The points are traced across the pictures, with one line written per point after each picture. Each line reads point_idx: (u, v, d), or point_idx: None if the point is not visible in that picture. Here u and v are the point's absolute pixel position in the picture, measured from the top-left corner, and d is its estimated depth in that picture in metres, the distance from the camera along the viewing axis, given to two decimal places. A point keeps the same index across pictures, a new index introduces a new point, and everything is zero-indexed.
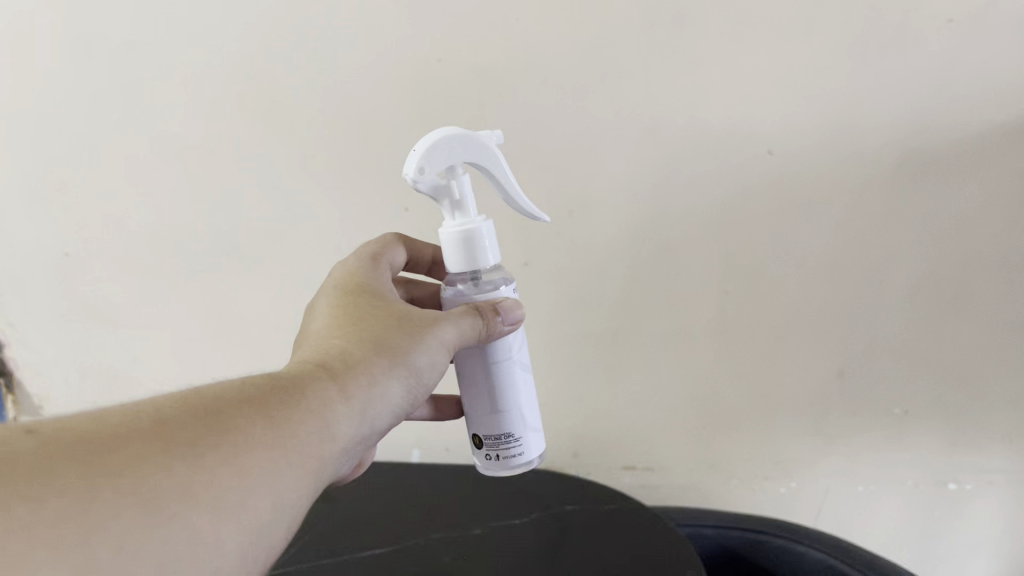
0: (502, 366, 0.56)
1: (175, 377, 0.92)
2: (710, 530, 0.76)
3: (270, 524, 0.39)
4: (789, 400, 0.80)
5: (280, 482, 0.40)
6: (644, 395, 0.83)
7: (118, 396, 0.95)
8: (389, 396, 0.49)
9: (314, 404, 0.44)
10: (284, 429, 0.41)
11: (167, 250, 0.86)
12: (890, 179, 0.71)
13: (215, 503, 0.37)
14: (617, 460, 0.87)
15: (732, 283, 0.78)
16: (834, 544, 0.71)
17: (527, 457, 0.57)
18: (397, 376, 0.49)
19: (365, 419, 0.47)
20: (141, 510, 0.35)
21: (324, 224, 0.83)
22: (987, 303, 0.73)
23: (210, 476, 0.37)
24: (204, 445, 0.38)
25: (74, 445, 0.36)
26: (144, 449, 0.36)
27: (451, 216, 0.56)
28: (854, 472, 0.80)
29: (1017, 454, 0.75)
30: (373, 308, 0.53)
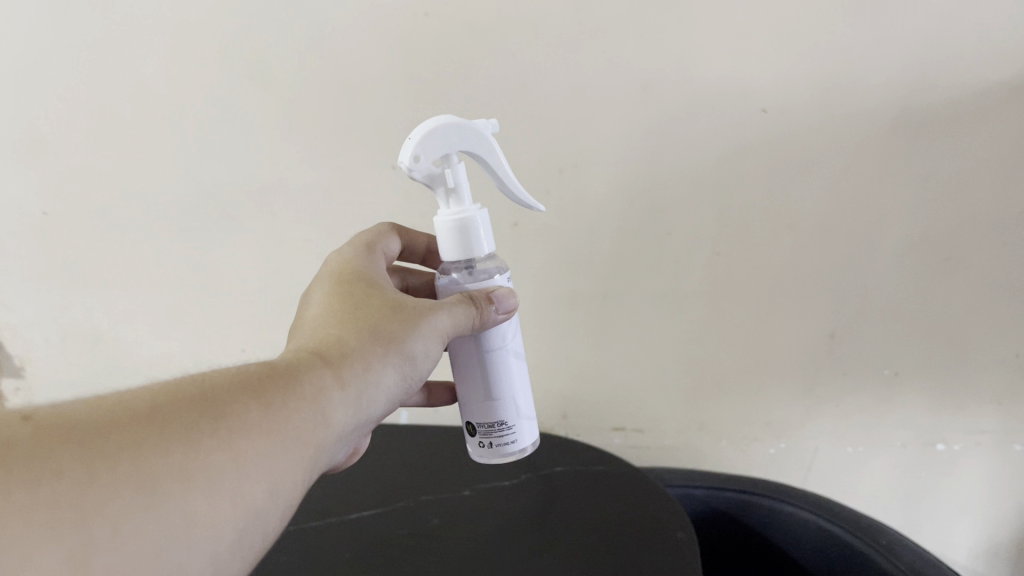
0: (495, 353, 0.50)
1: (161, 336, 0.86)
2: (700, 492, 0.74)
3: (264, 511, 0.36)
4: (779, 360, 0.78)
5: (276, 469, 0.36)
6: (629, 359, 0.81)
7: (101, 358, 0.87)
8: (385, 382, 0.44)
9: (310, 392, 0.39)
10: (279, 417, 0.37)
11: (142, 209, 0.78)
12: (887, 138, 0.66)
13: (212, 484, 0.33)
14: (607, 421, 0.86)
15: (724, 244, 0.73)
16: (822, 504, 0.69)
17: (521, 444, 0.52)
18: (394, 361, 0.44)
19: (362, 409, 0.43)
20: (140, 491, 0.31)
21: (308, 185, 0.75)
22: (979, 264, 0.70)
23: (208, 460, 0.33)
24: (198, 427, 0.34)
25: (69, 420, 0.32)
26: (137, 431, 0.32)
27: (446, 203, 0.49)
28: (843, 433, 0.80)
29: (1005, 414, 0.76)
30: (365, 291, 0.48)
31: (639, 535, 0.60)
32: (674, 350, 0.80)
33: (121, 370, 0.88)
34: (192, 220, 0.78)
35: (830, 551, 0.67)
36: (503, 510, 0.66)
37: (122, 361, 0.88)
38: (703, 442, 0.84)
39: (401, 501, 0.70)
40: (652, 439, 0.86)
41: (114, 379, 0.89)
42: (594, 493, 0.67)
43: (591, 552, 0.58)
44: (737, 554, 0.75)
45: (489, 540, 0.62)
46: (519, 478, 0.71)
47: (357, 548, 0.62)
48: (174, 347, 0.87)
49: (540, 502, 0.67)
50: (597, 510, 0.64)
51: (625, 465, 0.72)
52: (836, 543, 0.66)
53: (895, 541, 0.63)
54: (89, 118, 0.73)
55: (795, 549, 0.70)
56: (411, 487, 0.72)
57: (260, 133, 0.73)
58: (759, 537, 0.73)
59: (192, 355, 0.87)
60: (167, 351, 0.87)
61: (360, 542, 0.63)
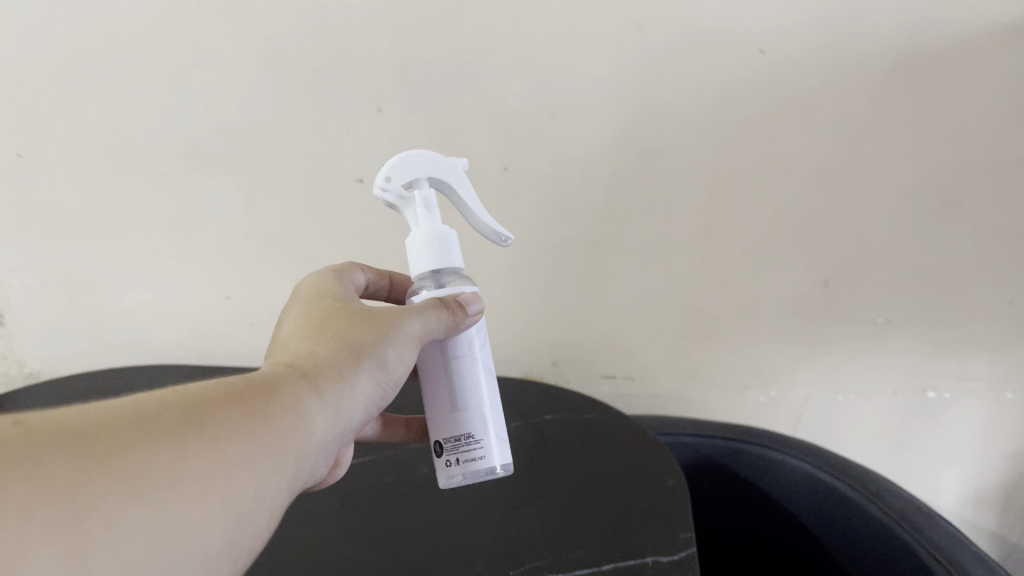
0: (459, 351, 0.44)
1: (149, 286, 0.79)
2: (689, 439, 0.74)
3: (248, 527, 0.30)
4: (773, 308, 0.78)
5: (264, 478, 0.31)
6: (621, 309, 0.80)
7: (85, 310, 0.79)
8: (360, 391, 0.39)
9: (291, 397, 0.34)
10: (264, 424, 0.32)
11: (124, 150, 0.71)
12: (886, 81, 0.64)
13: (202, 489, 0.28)
14: (598, 369, 0.84)
15: (718, 189, 0.71)
16: (815, 452, 0.68)
17: (491, 466, 0.43)
18: (369, 368, 0.39)
19: (343, 418, 0.37)
20: (129, 496, 0.26)
21: (288, 133, 0.70)
22: (974, 211, 0.69)
23: (198, 464, 0.28)
24: (186, 430, 0.29)
25: (42, 424, 0.26)
26: (121, 434, 0.27)
27: (413, 222, 0.46)
28: (834, 377, 0.80)
29: (996, 362, 0.77)
30: (326, 304, 0.42)
31: (630, 482, 0.60)
32: (667, 299, 0.78)
33: (98, 323, 0.80)
34: (174, 163, 0.72)
35: (817, 499, 0.67)
36: None
37: (103, 313, 0.80)
38: (694, 390, 0.84)
39: (389, 454, 0.68)
40: (642, 388, 0.85)
41: (91, 332, 0.81)
42: (585, 441, 0.66)
43: (582, 499, 0.58)
44: (723, 505, 0.75)
45: (480, 490, 0.61)
46: (509, 427, 0.70)
47: (344, 499, 0.61)
48: (162, 299, 0.80)
49: (530, 451, 0.66)
50: (587, 457, 0.64)
51: (616, 413, 0.71)
52: (824, 491, 0.66)
53: (883, 488, 0.63)
54: (60, 50, 0.65)
55: (782, 499, 0.70)
56: (399, 438, 0.70)
57: (241, 75, 0.67)
58: (747, 486, 0.72)
59: (181, 307, 0.80)
60: (154, 303, 0.80)
61: (347, 494, 0.62)
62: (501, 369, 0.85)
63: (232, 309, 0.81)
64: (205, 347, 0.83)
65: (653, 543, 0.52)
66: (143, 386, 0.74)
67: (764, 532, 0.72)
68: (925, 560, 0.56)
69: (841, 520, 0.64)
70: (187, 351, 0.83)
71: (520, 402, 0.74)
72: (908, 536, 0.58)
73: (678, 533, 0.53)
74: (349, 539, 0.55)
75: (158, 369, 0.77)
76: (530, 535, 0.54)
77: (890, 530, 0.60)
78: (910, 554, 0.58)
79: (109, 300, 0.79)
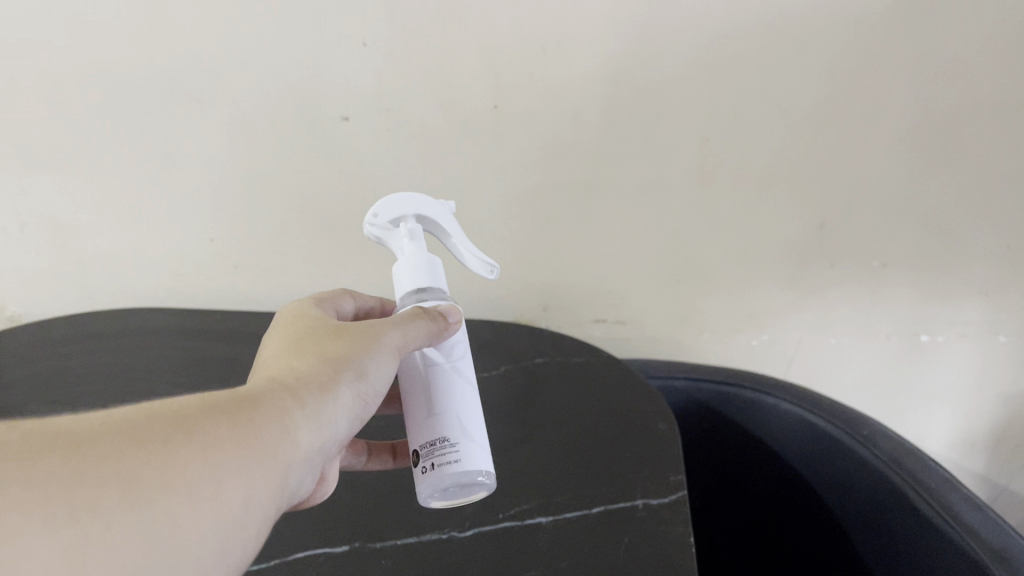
0: (435, 360, 0.42)
1: (127, 227, 0.76)
2: (681, 383, 0.73)
3: (234, 542, 0.31)
4: (767, 251, 0.76)
5: (248, 494, 0.31)
6: (613, 251, 0.78)
7: (66, 249, 0.78)
8: (348, 404, 0.38)
9: (271, 410, 0.34)
10: (247, 439, 0.32)
11: (89, 89, 0.66)
12: (894, 18, 0.60)
13: (182, 505, 0.28)
14: (588, 313, 0.84)
15: (715, 130, 0.68)
16: (808, 396, 0.67)
17: (467, 470, 0.40)
18: (352, 381, 0.38)
19: (327, 430, 0.36)
20: (106, 511, 0.27)
21: (259, 72, 0.65)
22: (976, 151, 0.67)
23: (177, 481, 0.29)
24: (164, 441, 0.29)
25: (27, 432, 0.28)
26: (103, 451, 0.28)
27: (399, 254, 0.45)
28: (826, 323, 0.81)
29: (990, 305, 0.77)
30: (312, 319, 0.42)
31: (619, 426, 0.59)
32: (660, 243, 0.77)
33: (83, 263, 0.79)
34: (142, 104, 0.67)
35: (810, 441, 0.66)
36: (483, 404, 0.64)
37: (84, 253, 0.78)
38: (685, 334, 0.84)
39: None
40: (634, 332, 0.85)
41: (78, 272, 0.80)
42: (576, 385, 0.66)
43: (572, 441, 0.58)
44: (715, 446, 0.74)
45: None
46: (500, 372, 0.69)
47: None
48: (142, 240, 0.77)
49: (520, 395, 0.65)
50: (577, 400, 0.63)
51: (608, 357, 0.70)
52: (818, 434, 0.65)
53: (875, 431, 0.62)
54: None
55: (775, 441, 0.69)
56: None
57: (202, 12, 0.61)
58: (737, 428, 0.71)
59: (167, 249, 0.78)
60: (138, 245, 0.78)
61: None
62: (492, 313, 0.84)
63: (216, 250, 0.78)
64: (191, 288, 0.82)
65: (643, 486, 0.52)
66: (130, 331, 0.72)
67: (755, 472, 0.72)
68: (921, 507, 0.56)
69: (834, 463, 0.64)
70: (175, 291, 0.82)
71: (510, 347, 0.72)
72: (904, 483, 0.57)
73: (668, 476, 0.53)
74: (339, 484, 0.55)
75: (146, 312, 0.75)
76: (522, 478, 0.54)
77: (884, 476, 0.59)
78: (905, 500, 0.57)
79: (88, 240, 0.77)
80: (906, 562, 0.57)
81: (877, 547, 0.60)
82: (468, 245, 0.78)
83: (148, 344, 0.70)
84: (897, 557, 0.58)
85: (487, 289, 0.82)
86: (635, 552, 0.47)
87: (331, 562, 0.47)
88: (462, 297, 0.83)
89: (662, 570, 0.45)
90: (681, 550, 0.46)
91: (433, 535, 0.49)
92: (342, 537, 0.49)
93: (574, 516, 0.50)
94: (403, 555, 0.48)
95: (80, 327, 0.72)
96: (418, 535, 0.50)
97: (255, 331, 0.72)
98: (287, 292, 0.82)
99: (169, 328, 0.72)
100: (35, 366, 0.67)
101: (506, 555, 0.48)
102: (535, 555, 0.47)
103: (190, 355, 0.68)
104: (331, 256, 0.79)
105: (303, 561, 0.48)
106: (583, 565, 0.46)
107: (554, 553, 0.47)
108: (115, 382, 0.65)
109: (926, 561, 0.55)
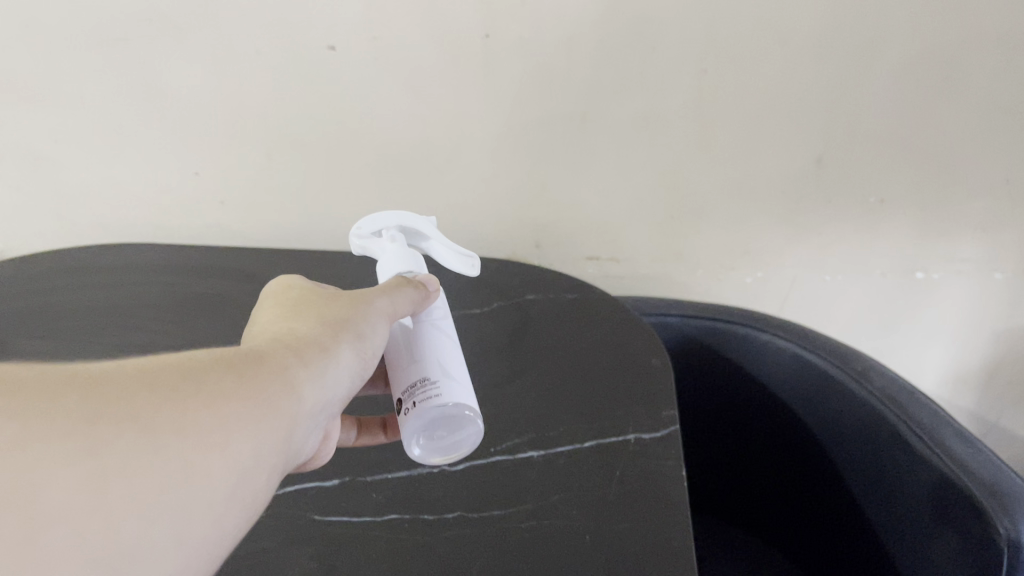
0: (413, 318, 0.43)
1: (107, 158, 0.74)
2: (675, 320, 0.71)
3: (249, 489, 0.30)
4: (763, 186, 0.75)
5: (261, 442, 0.31)
6: (607, 186, 0.76)
7: (46, 178, 0.76)
8: (350, 365, 0.38)
9: (277, 364, 0.34)
10: (257, 388, 0.32)
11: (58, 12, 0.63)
12: None
13: (200, 449, 0.28)
14: (579, 252, 0.83)
15: (712, 60, 0.65)
16: (802, 333, 0.67)
17: (448, 398, 0.40)
18: (351, 341, 0.38)
19: (332, 387, 0.36)
20: (125, 450, 0.26)
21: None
22: (980, 83, 0.65)
23: (194, 423, 0.28)
24: (179, 382, 0.29)
25: (45, 371, 0.27)
26: (120, 392, 0.27)
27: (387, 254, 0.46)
28: (821, 260, 0.80)
29: (987, 243, 0.76)
30: (304, 287, 0.42)
31: (612, 363, 0.59)
32: (655, 178, 0.75)
33: (65, 196, 0.77)
34: (114, 30, 0.64)
35: (803, 378, 0.66)
36: (475, 339, 0.63)
37: (65, 183, 0.76)
38: (681, 272, 0.83)
39: None
40: (627, 270, 0.84)
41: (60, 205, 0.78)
42: (568, 321, 0.65)
43: (564, 376, 0.57)
44: (707, 383, 0.73)
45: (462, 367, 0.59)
46: (493, 307, 0.67)
47: None
48: (123, 171, 0.75)
49: (513, 329, 0.64)
50: (569, 336, 0.62)
51: (601, 293, 0.68)
52: (811, 371, 0.65)
53: (869, 367, 0.62)
54: None
55: (768, 377, 0.69)
56: None
57: None
58: (730, 364, 0.71)
59: (149, 182, 0.76)
60: (119, 179, 0.76)
61: None
62: (484, 250, 0.83)
63: (200, 185, 0.77)
64: (176, 223, 0.80)
65: (635, 422, 0.52)
66: (117, 266, 0.70)
67: (747, 408, 0.72)
68: (913, 442, 0.56)
69: (827, 399, 0.64)
70: (159, 226, 0.81)
71: (502, 282, 0.71)
72: (896, 419, 0.57)
73: (660, 411, 0.53)
74: None
75: (133, 248, 0.74)
76: (514, 413, 0.54)
77: (878, 412, 0.59)
78: (897, 436, 0.57)
79: (68, 170, 0.75)
80: (895, 495, 0.58)
81: (868, 482, 0.61)
82: (459, 179, 0.76)
83: (135, 279, 0.69)
84: (887, 492, 0.59)
85: (479, 223, 0.80)
86: (626, 488, 0.47)
87: (320, 497, 0.47)
88: (454, 232, 0.81)
89: (652, 505, 0.45)
90: (671, 486, 0.47)
91: (424, 469, 0.49)
92: (331, 471, 0.49)
93: (565, 451, 0.50)
94: (394, 489, 0.47)
95: (66, 262, 0.71)
96: (408, 469, 0.49)
97: (245, 267, 0.71)
98: (276, 227, 0.81)
99: (156, 264, 0.71)
100: (19, 300, 0.66)
101: (498, 489, 0.47)
102: (526, 490, 0.47)
103: (177, 291, 0.67)
104: (320, 189, 0.77)
105: (292, 496, 0.47)
106: (574, 498, 0.46)
107: (545, 488, 0.47)
108: (102, 317, 0.64)
109: (916, 495, 0.56)
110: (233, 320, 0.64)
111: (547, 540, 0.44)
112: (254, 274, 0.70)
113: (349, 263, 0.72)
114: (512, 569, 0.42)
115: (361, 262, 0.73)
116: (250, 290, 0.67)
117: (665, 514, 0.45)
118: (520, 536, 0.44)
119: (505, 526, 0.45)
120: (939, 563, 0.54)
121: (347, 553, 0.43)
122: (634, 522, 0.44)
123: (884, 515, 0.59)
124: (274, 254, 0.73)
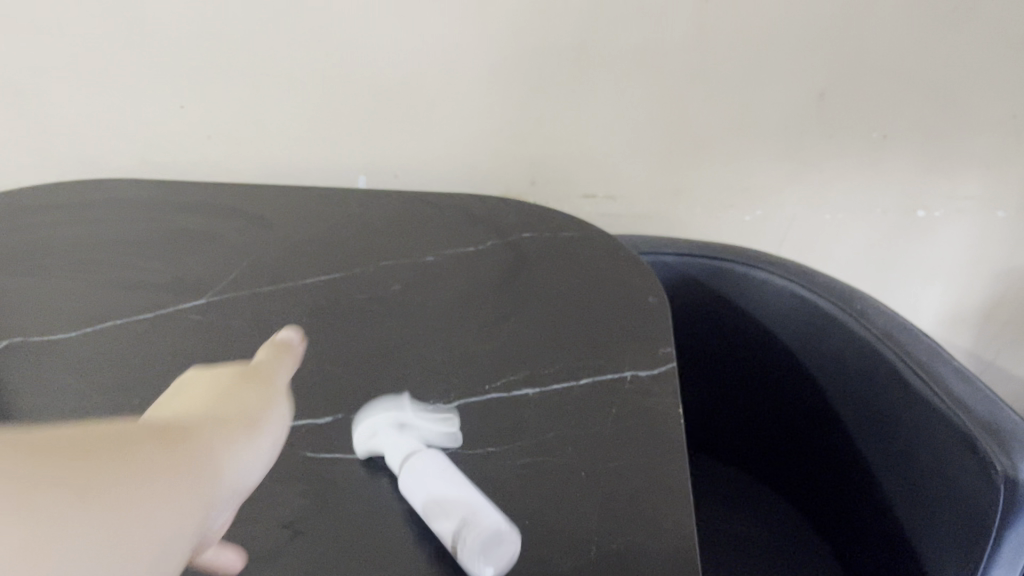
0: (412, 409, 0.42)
1: (82, 90, 0.71)
2: (672, 259, 0.71)
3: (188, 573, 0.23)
4: (763, 123, 0.73)
5: (212, 498, 0.25)
6: (604, 121, 0.74)
7: (15, 111, 0.72)
8: (260, 452, 0.30)
9: (192, 433, 0.27)
10: (189, 444, 0.26)
11: None
12: None
13: (174, 482, 0.23)
14: (577, 188, 0.79)
15: None
16: (800, 271, 0.66)
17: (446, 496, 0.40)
18: (269, 409, 0.32)
19: (250, 469, 0.29)
20: (102, 477, 0.20)
21: None
22: (988, 9, 0.65)
23: (155, 466, 0.23)
24: (111, 430, 0.23)
25: None
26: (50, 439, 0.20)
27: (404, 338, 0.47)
28: (820, 198, 0.79)
29: (990, 179, 0.76)
30: (214, 371, 0.34)
31: (608, 301, 0.58)
32: (655, 113, 0.73)
33: (41, 133, 0.74)
34: None
35: (800, 317, 0.65)
36: (468, 275, 0.61)
37: (34, 117, 0.72)
38: (677, 211, 0.81)
39: (360, 267, 0.62)
40: (624, 209, 0.81)
41: (36, 142, 0.74)
42: (565, 259, 0.63)
43: (559, 314, 0.56)
44: (703, 323, 0.73)
45: (455, 305, 0.58)
46: (486, 244, 0.65)
47: (311, 312, 0.57)
48: (97, 104, 0.72)
49: (507, 266, 0.63)
50: (565, 274, 0.61)
51: (598, 231, 0.67)
52: (809, 310, 0.64)
53: (867, 306, 0.61)
54: None
55: (764, 317, 0.68)
56: (373, 246, 0.65)
57: None
58: (726, 304, 0.70)
59: (131, 116, 0.73)
60: (98, 114, 0.72)
61: (314, 308, 0.57)
62: (476, 186, 0.79)
63: (184, 120, 0.73)
64: (160, 162, 0.77)
65: (631, 360, 0.52)
66: (103, 203, 0.69)
67: (742, 348, 0.71)
68: (908, 377, 0.56)
69: (823, 338, 0.63)
70: (141, 165, 0.77)
71: (496, 219, 0.69)
72: (893, 357, 0.57)
73: (657, 349, 0.53)
74: (319, 356, 0.52)
75: (118, 184, 0.72)
76: (509, 350, 0.53)
77: (874, 350, 0.58)
78: (894, 373, 0.57)
79: (39, 103, 0.71)
80: (889, 433, 0.58)
81: (861, 420, 0.60)
82: (452, 113, 0.73)
83: (122, 217, 0.67)
84: (881, 429, 0.58)
85: (471, 159, 0.77)
86: (623, 425, 0.46)
87: (311, 435, 0.46)
88: (444, 164, 0.77)
89: (648, 443, 0.45)
90: (668, 424, 0.46)
91: (417, 407, 0.48)
92: (323, 409, 0.48)
93: (561, 389, 0.49)
94: None
95: (49, 200, 0.69)
96: None
97: (234, 204, 0.69)
98: (262, 166, 0.77)
99: (144, 201, 0.69)
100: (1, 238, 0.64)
101: (492, 427, 0.47)
102: (521, 427, 0.47)
103: (165, 228, 0.66)
104: (309, 124, 0.74)
105: None
106: (570, 436, 0.46)
107: (541, 425, 0.47)
108: (87, 255, 0.62)
109: (910, 432, 0.55)
110: (221, 259, 0.62)
111: (543, 477, 0.43)
112: (244, 212, 0.68)
113: (336, 205, 0.70)
114: (508, 505, 0.42)
115: (351, 200, 0.71)
116: (240, 228, 0.66)
117: (662, 452, 0.44)
118: (515, 473, 0.44)
119: (500, 463, 0.44)
120: (929, 499, 0.54)
121: (340, 491, 0.43)
122: (630, 459, 0.44)
123: (876, 452, 0.59)
124: (264, 191, 0.71)
